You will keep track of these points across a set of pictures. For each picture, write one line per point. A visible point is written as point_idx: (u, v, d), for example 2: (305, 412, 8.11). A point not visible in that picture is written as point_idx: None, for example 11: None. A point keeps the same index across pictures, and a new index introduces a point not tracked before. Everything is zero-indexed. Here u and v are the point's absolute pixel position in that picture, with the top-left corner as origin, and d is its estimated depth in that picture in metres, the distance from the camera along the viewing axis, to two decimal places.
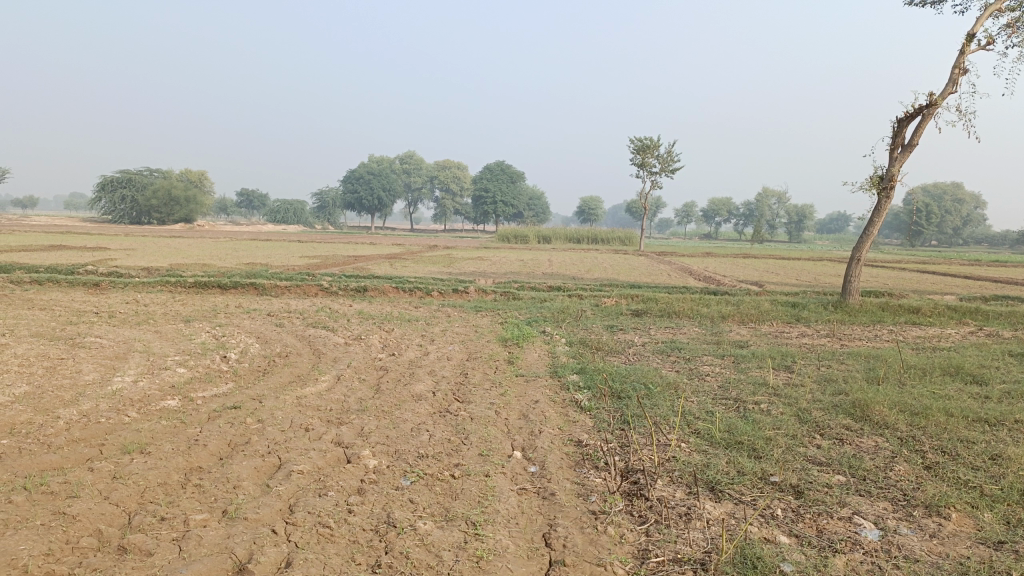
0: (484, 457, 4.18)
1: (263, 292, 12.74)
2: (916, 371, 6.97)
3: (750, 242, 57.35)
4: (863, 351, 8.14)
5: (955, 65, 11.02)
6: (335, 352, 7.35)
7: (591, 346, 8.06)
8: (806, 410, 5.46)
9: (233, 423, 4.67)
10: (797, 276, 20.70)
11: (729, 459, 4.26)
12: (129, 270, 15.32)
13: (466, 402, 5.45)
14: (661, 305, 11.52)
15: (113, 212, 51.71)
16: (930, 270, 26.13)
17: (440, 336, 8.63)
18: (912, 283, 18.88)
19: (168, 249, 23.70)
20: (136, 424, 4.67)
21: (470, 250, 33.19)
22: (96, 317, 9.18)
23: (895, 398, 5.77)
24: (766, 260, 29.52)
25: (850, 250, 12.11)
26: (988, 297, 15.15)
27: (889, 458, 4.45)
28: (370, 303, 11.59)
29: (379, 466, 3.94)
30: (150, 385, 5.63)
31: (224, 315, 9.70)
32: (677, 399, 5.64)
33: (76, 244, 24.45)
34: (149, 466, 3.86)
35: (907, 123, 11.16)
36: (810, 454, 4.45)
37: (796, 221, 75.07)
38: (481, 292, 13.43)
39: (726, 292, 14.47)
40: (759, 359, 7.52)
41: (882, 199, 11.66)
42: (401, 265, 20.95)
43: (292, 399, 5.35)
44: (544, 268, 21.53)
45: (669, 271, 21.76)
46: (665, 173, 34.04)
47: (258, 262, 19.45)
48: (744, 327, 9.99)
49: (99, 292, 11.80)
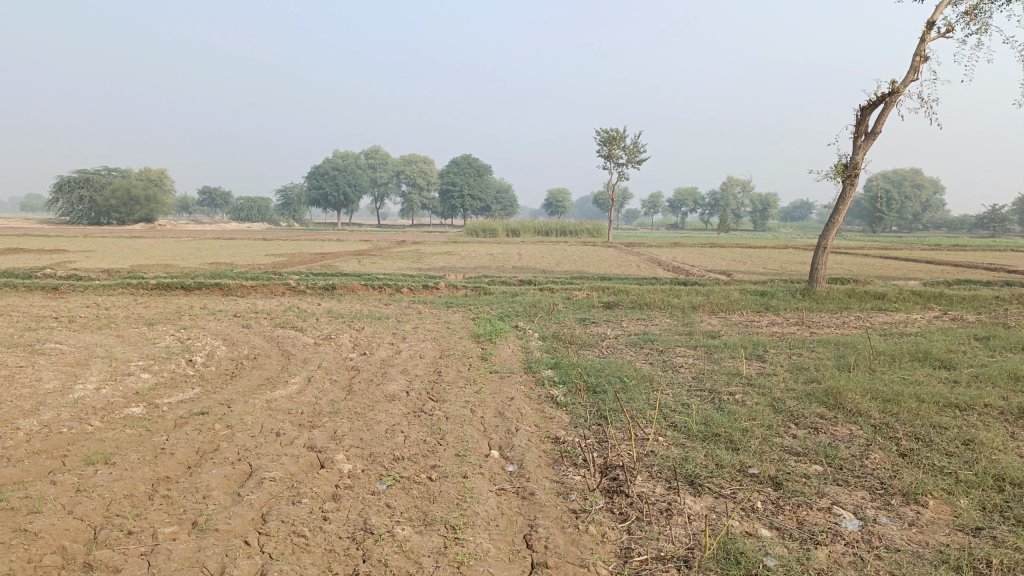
0: (461, 458, 4.11)
1: (229, 292, 12.50)
2: (886, 357, 7.05)
3: (717, 231, 57.86)
4: (833, 339, 8.22)
5: (916, 53, 11.17)
6: (305, 353, 7.22)
7: (565, 340, 8.02)
8: (781, 399, 5.47)
9: (201, 430, 4.54)
10: (765, 264, 20.93)
11: (707, 452, 4.24)
12: (89, 273, 14.95)
13: (440, 401, 5.37)
14: (632, 296, 11.53)
15: (71, 212, 50.51)
16: (893, 256, 26.60)
17: (412, 334, 8.54)
18: (876, 269, 19.17)
19: (129, 250, 23.21)
20: (99, 434, 4.51)
21: (438, 245, 33.00)
22: (55, 322, 8.92)
23: (867, 385, 5.82)
24: (733, 249, 29.80)
25: (817, 238, 12.24)
26: (951, 282, 15.45)
27: (864, 446, 4.47)
28: (339, 301, 11.43)
29: (354, 470, 3.85)
30: (113, 393, 5.46)
31: (189, 317, 9.49)
32: (652, 392, 5.62)
33: (33, 247, 23.78)
34: (114, 478, 3.73)
35: (870, 112, 11.29)
36: (786, 444, 4.45)
37: (761, 209, 75.95)
38: (452, 288, 13.34)
39: (695, 283, 14.55)
40: (732, 349, 7.55)
41: (846, 187, 11.79)
42: (369, 262, 20.73)
43: (262, 403, 5.23)
44: (514, 262, 21.49)
45: (638, 263, 21.85)
46: (632, 164, 34.15)
47: (223, 262, 19.11)
48: (715, 317, 10.04)
49: (58, 296, 11.48)
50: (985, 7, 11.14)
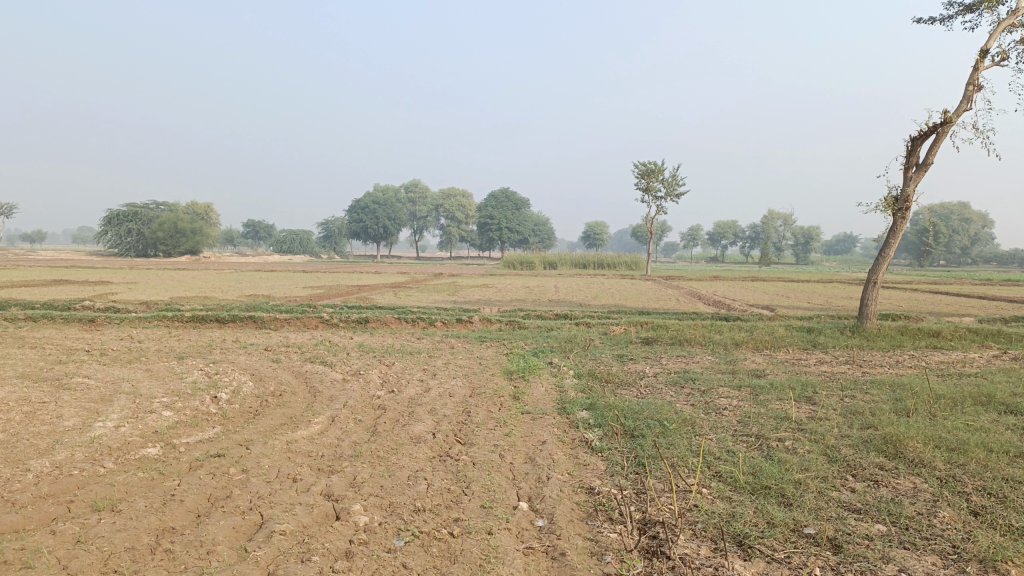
0: (486, 510, 3.81)
1: (262, 326, 12.42)
2: (947, 402, 6.54)
3: (758, 265, 56.81)
4: (887, 380, 7.73)
5: (969, 80, 10.74)
6: (332, 390, 6.99)
7: (601, 379, 7.68)
8: (834, 447, 5.07)
9: (215, 474, 4.31)
10: (809, 299, 20.27)
11: (757, 508, 3.88)
12: (128, 305, 15.04)
13: (468, 445, 5.07)
14: (672, 332, 11.14)
15: (119, 246, 51.79)
16: (943, 290, 25.66)
17: (443, 370, 8.27)
18: (926, 305, 18.43)
19: (170, 283, 23.56)
20: (110, 477, 4.30)
21: (474, 278, 32.89)
22: (87, 356, 8.84)
23: (928, 433, 5.37)
24: (775, 283, 29.11)
25: (866, 273, 11.71)
26: (1009, 319, 14.67)
27: (930, 503, 4.05)
28: (371, 335, 11.23)
29: (369, 523, 3.56)
30: (131, 432, 5.26)
31: (219, 351, 9.35)
32: (695, 437, 5.25)
33: (78, 279, 24.25)
34: (117, 528, 3.49)
35: (921, 141, 10.85)
36: (844, 499, 4.06)
37: (803, 242, 74.47)
38: (486, 322, 13.08)
39: (738, 317, 14.06)
40: (779, 390, 7.11)
41: (897, 220, 11.30)
42: (405, 294, 20.65)
43: (282, 445, 5.00)
44: (550, 295, 21.20)
45: (677, 296, 21.39)
46: (670, 196, 33.79)
47: (261, 294, 19.20)
48: (759, 355, 9.59)
49: (94, 329, 11.49)
50: None
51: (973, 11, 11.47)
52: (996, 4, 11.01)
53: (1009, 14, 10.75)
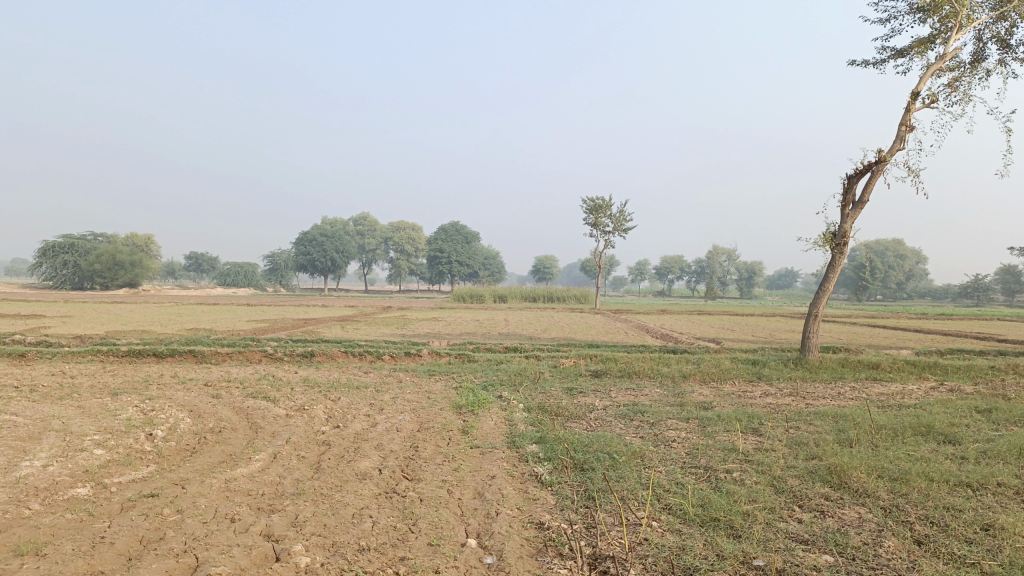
0: (434, 547, 3.71)
1: (202, 360, 12.05)
2: (888, 432, 6.68)
3: (703, 299, 57.82)
4: (831, 411, 7.86)
5: (901, 122, 11.20)
6: (274, 426, 6.78)
7: (550, 412, 7.64)
8: (781, 478, 5.11)
9: (148, 515, 4.11)
10: (753, 332, 20.66)
11: (707, 540, 3.86)
12: (61, 339, 14.47)
13: (414, 481, 4.96)
14: (621, 365, 11.19)
15: (53, 277, 50.05)
16: (881, 324, 26.46)
17: (390, 404, 8.13)
18: (865, 338, 18.94)
19: (106, 316, 22.78)
20: (34, 519, 4.05)
21: (423, 312, 32.67)
22: (14, 392, 8.42)
23: (871, 463, 5.46)
24: (721, 317, 29.63)
25: (807, 306, 11.99)
26: (944, 351, 15.17)
27: (876, 532, 4.09)
28: (316, 370, 10.99)
29: (311, 564, 3.43)
30: (60, 471, 4.99)
31: (157, 387, 9.02)
32: (644, 470, 5.23)
33: (8, 312, 23.26)
34: (40, 574, 3.28)
35: (857, 179, 11.24)
36: (791, 531, 4.07)
37: (747, 277, 76.16)
38: (435, 355, 12.94)
39: (685, 350, 14.21)
40: (727, 422, 7.17)
41: (836, 255, 11.63)
42: (353, 328, 20.33)
43: (220, 483, 4.80)
44: (500, 328, 21.16)
45: (626, 330, 21.56)
46: (618, 232, 34.30)
47: (202, 328, 18.68)
48: (707, 387, 9.69)
49: (23, 364, 10.99)
50: (966, 78, 11.25)
51: (904, 55, 12.01)
52: (925, 50, 11.55)
53: (938, 59, 11.28)
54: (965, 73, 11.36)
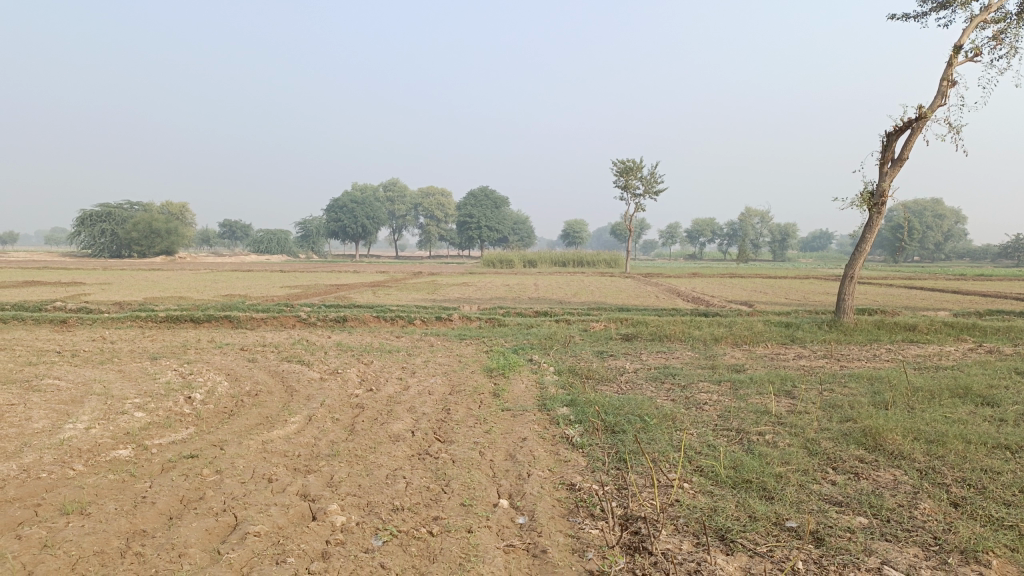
0: (467, 507, 3.75)
1: (238, 325, 12.26)
2: (924, 394, 6.58)
3: (735, 261, 57.22)
4: (866, 373, 7.75)
5: (943, 77, 10.84)
6: (309, 390, 6.88)
7: (581, 375, 7.65)
8: (814, 441, 5.07)
9: (188, 476, 4.21)
10: (786, 294, 20.42)
11: (739, 502, 3.85)
12: (101, 305, 14.80)
13: (447, 443, 5.01)
14: (651, 328, 11.14)
15: (93, 246, 51.09)
16: (918, 286, 25.96)
17: (422, 368, 8.20)
18: (901, 299, 18.61)
19: (144, 283, 23.26)
20: (80, 479, 4.18)
21: (453, 276, 32.77)
22: (58, 357, 8.65)
23: (907, 425, 5.39)
24: (753, 279, 29.29)
25: (843, 268, 11.78)
26: (983, 313, 14.84)
27: (911, 494, 4.05)
28: (349, 334, 11.11)
29: (347, 523, 3.49)
30: (102, 433, 5.13)
31: (194, 351, 9.20)
32: (676, 432, 5.22)
33: (50, 279, 23.85)
34: (85, 532, 3.38)
35: (895, 137, 10.94)
36: (825, 493, 4.05)
37: (780, 239, 75.04)
38: (465, 319, 13.01)
39: (717, 313, 14.09)
40: (759, 385, 7.12)
41: (873, 215, 11.37)
42: (384, 293, 20.49)
43: (257, 445, 4.90)
44: (530, 292, 21.17)
45: (657, 293, 21.45)
46: (649, 194, 33.91)
47: (237, 294, 18.96)
48: (739, 350, 9.62)
49: (65, 330, 11.27)
50: (1013, 29, 10.82)
51: (947, 6, 11.58)
52: (969, 1, 11.11)
53: (982, 9, 10.85)
54: (1011, 24, 10.93)
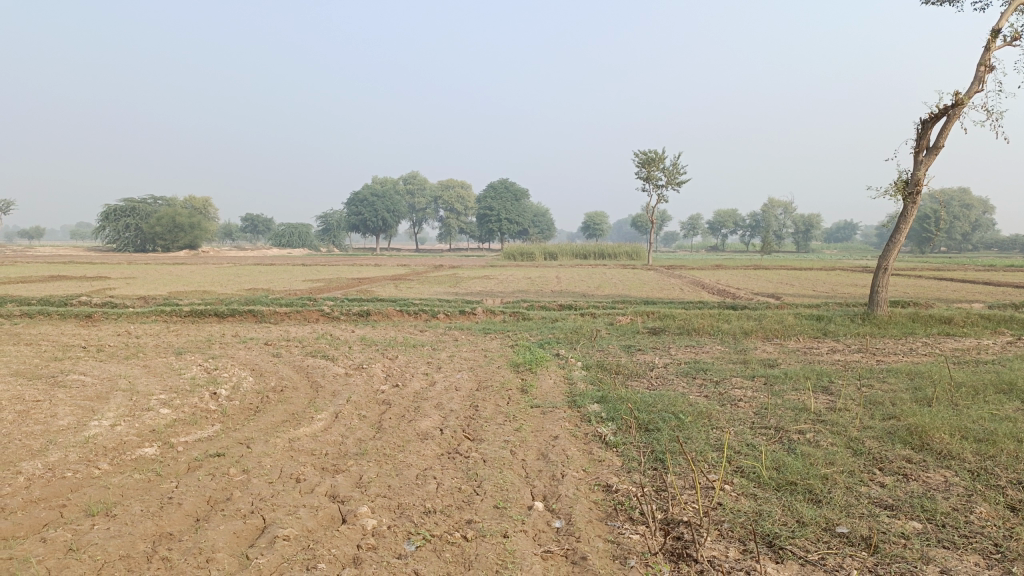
0: (501, 510, 3.62)
1: (262, 319, 12.22)
2: (968, 390, 6.36)
3: (759, 253, 56.60)
4: (904, 368, 7.52)
5: (981, 62, 10.51)
6: (334, 385, 6.79)
7: (610, 370, 7.50)
8: (858, 440, 4.88)
9: (215, 475, 4.12)
10: (813, 286, 20.11)
11: (785, 506, 3.69)
12: (125, 300, 14.83)
13: (477, 441, 4.88)
14: (679, 322, 10.95)
15: (117, 241, 51.54)
16: (947, 277, 25.47)
17: (448, 363, 8.09)
18: (933, 291, 18.20)
19: (168, 277, 23.42)
20: (105, 479, 4.10)
21: (474, 270, 32.64)
22: (83, 352, 8.63)
23: (953, 423, 5.17)
24: (777, 271, 28.88)
25: (876, 259, 11.49)
26: (1019, 305, 14.47)
27: (965, 497, 3.85)
28: (372, 328, 11.03)
29: (378, 527, 3.37)
30: (128, 430, 5.06)
31: (218, 346, 9.16)
32: (712, 430, 5.06)
33: (75, 274, 24.06)
34: (111, 535, 3.29)
35: (931, 124, 10.64)
36: (874, 495, 3.87)
37: (803, 231, 74.19)
38: (489, 313, 12.88)
39: (745, 306, 13.85)
40: (794, 380, 6.92)
41: (908, 205, 11.07)
42: (406, 287, 20.38)
43: (284, 443, 4.80)
44: (552, 285, 21.02)
45: (681, 285, 21.20)
46: (671, 186, 33.58)
47: (261, 288, 18.97)
48: (770, 344, 9.39)
49: (91, 325, 11.28)
50: None
51: None
52: None
53: None
54: None
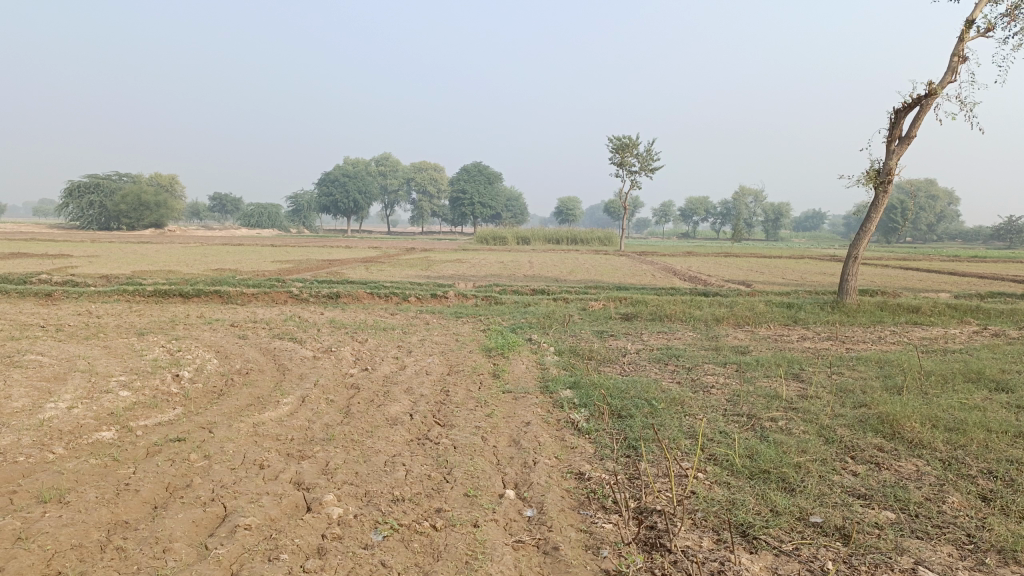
0: (471, 498, 3.53)
1: (228, 300, 11.98)
2: (937, 379, 6.40)
3: (729, 240, 57.07)
4: (874, 356, 7.57)
5: (954, 53, 10.57)
6: (302, 368, 6.65)
7: (583, 356, 7.45)
8: (830, 428, 4.87)
9: (174, 461, 3.98)
10: (783, 274, 20.26)
11: (759, 495, 3.65)
12: (87, 279, 14.44)
13: (448, 427, 4.79)
14: (651, 307, 10.93)
15: (80, 218, 50.41)
16: (913, 267, 25.88)
17: (419, 347, 7.97)
18: (900, 281, 18.40)
19: (132, 256, 22.91)
20: (58, 464, 3.93)
21: (447, 252, 32.41)
22: (41, 332, 8.36)
23: (923, 412, 5.19)
24: (748, 258, 29.11)
25: (847, 248, 11.56)
26: (984, 295, 14.69)
27: (937, 487, 3.84)
28: (342, 311, 10.86)
29: (344, 516, 3.27)
30: (85, 413, 4.88)
31: (183, 327, 8.92)
32: (686, 417, 5.02)
33: (35, 251, 23.48)
34: (63, 523, 3.14)
35: (904, 114, 10.69)
36: (847, 484, 3.85)
37: (773, 219, 74.90)
38: (461, 297, 12.76)
39: (717, 293, 13.89)
40: (766, 367, 6.93)
41: (879, 194, 11.14)
42: (377, 269, 20.18)
43: (248, 427, 4.66)
44: (525, 270, 20.93)
45: (653, 272, 21.25)
46: (645, 172, 33.61)
47: (228, 268, 18.62)
48: (741, 331, 9.41)
49: (50, 303, 10.97)
50: None
51: None
52: None
53: None
54: None
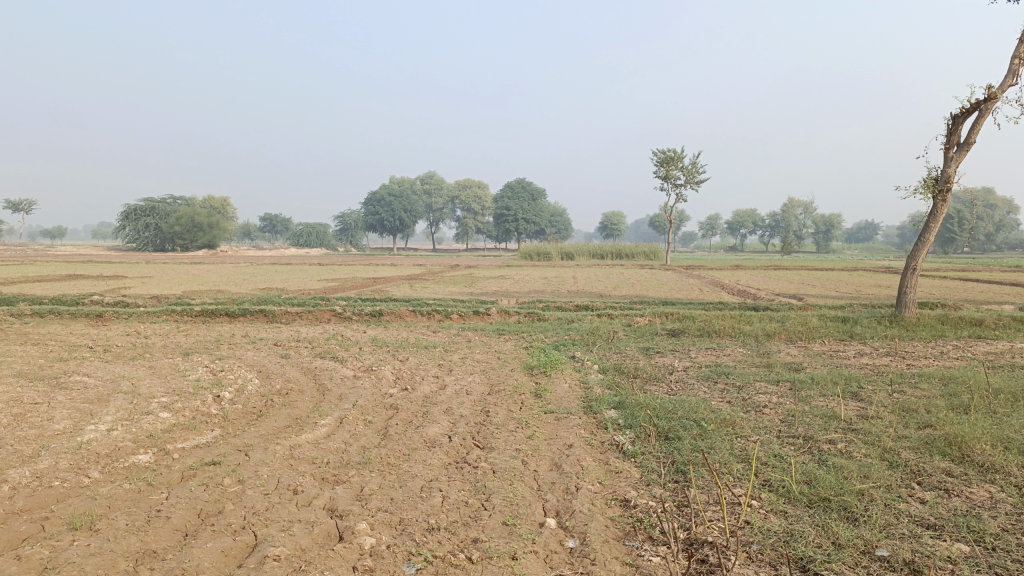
0: (510, 528, 3.36)
1: (273, 319, 12.04)
2: (1008, 397, 6.01)
3: (778, 253, 55.94)
4: (937, 373, 7.16)
5: (1014, 55, 10.11)
6: (341, 389, 6.56)
7: (627, 374, 7.23)
8: (893, 451, 4.56)
9: (208, 486, 3.89)
10: (836, 287, 19.68)
11: (819, 526, 3.40)
12: (137, 300, 14.68)
13: (487, 450, 4.62)
14: (699, 323, 10.63)
15: (137, 241, 51.92)
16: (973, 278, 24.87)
17: (460, 365, 7.84)
18: (961, 292, 17.67)
19: (182, 276, 23.35)
20: (92, 489, 3.88)
21: (491, 269, 32.35)
22: (90, 353, 8.45)
23: (995, 433, 4.84)
24: (798, 271, 28.45)
25: (905, 259, 11.08)
26: None
27: (1014, 516, 3.53)
28: (385, 329, 10.82)
29: (376, 547, 3.12)
30: (124, 436, 4.85)
31: (227, 347, 8.96)
32: (737, 440, 4.76)
33: (92, 273, 24.13)
34: (91, 552, 3.07)
35: (963, 119, 10.24)
36: (915, 513, 3.56)
37: (824, 231, 73.23)
38: (504, 314, 12.60)
39: (767, 308, 13.48)
40: (821, 385, 6.60)
41: (938, 203, 10.67)
42: (420, 286, 20.21)
43: (284, 450, 4.58)
44: (568, 286, 20.74)
45: (700, 286, 20.84)
46: (690, 185, 33.13)
47: (274, 287, 18.82)
48: (794, 347, 9.05)
49: (101, 324, 11.15)
50: None
51: None
52: None
53: None
54: None
